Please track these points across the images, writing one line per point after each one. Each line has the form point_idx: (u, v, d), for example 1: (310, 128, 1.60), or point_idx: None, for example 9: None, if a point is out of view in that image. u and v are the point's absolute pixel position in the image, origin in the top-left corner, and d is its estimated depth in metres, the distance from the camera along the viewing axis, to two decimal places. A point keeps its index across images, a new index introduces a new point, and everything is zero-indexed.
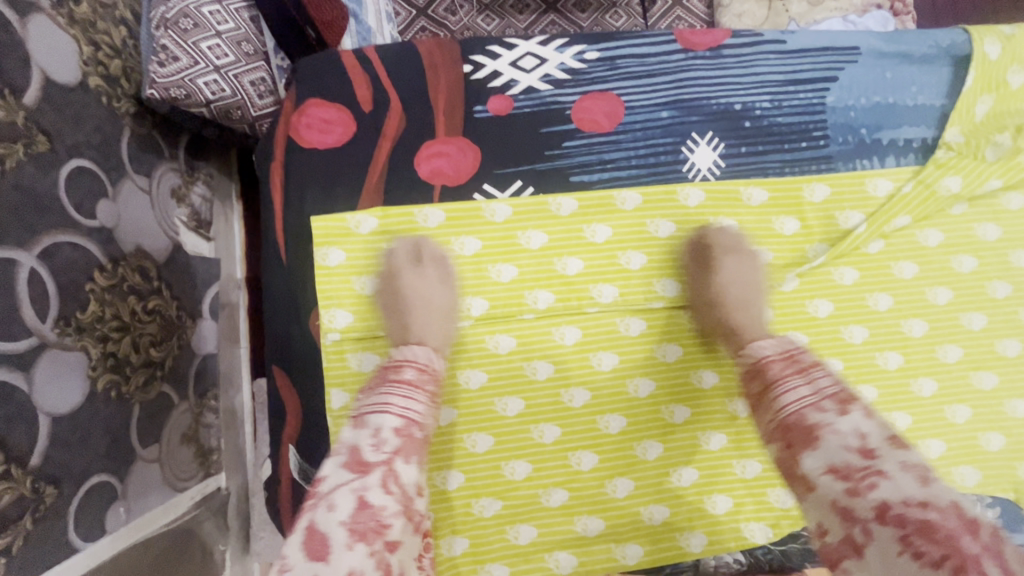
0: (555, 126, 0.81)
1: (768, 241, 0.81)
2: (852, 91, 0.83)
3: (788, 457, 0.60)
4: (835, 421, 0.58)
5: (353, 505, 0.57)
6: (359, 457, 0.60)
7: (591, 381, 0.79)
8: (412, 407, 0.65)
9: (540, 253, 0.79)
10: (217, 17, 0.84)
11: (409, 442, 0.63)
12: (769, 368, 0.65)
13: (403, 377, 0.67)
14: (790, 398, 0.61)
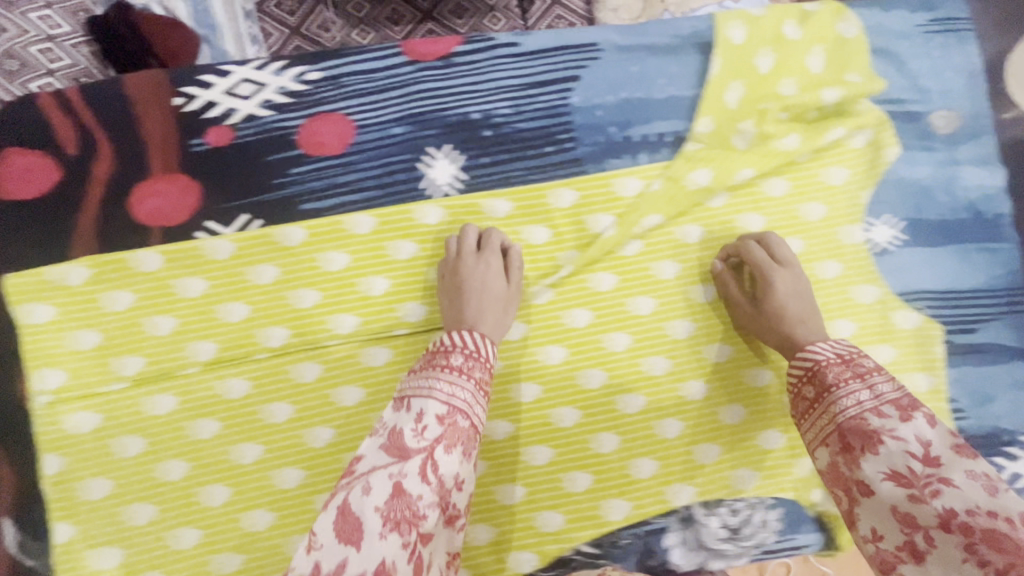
0: (276, 154, 0.76)
1: (516, 250, 0.77)
2: (597, 88, 0.79)
3: (847, 463, 0.64)
4: (897, 425, 0.62)
5: (387, 490, 0.59)
6: (399, 444, 0.62)
7: (337, 420, 0.74)
8: (458, 395, 0.66)
9: (273, 288, 0.74)
10: (47, 56, 0.93)
11: (453, 431, 0.64)
12: (842, 373, 0.68)
13: (452, 363, 0.67)
14: (847, 404, 0.65)
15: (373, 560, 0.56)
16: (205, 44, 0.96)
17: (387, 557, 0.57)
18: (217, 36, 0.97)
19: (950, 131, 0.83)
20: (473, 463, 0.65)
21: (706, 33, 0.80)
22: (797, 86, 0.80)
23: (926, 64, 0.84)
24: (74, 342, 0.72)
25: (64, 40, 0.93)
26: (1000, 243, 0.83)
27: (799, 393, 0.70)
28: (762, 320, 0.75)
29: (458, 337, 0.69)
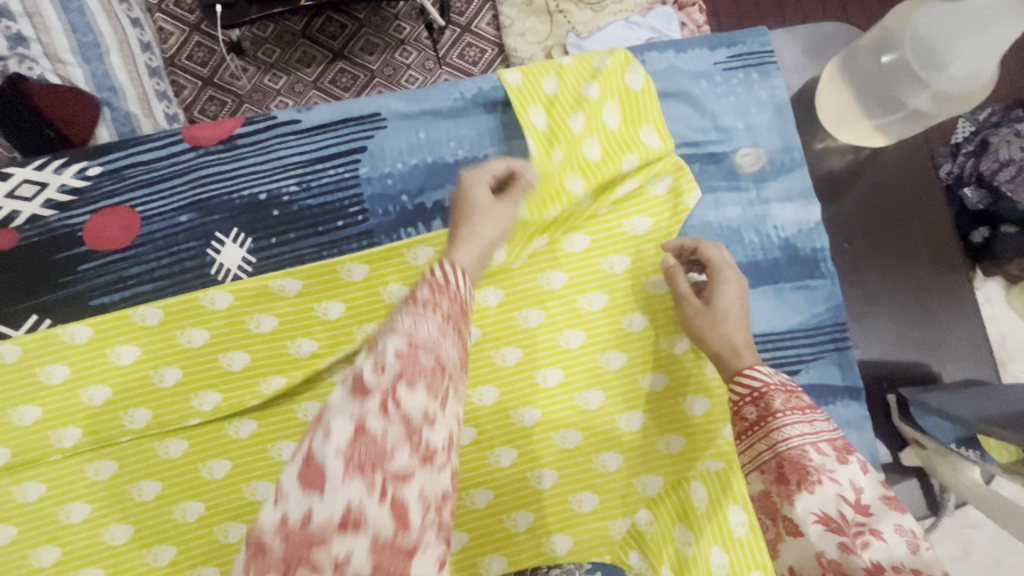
0: (64, 251, 0.76)
1: (310, 330, 0.77)
2: (385, 157, 0.79)
3: (779, 493, 0.55)
4: (835, 467, 0.54)
5: (347, 434, 0.38)
6: (357, 388, 0.40)
7: (135, 516, 0.74)
8: (421, 330, 0.43)
9: (64, 387, 0.74)
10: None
11: (414, 364, 0.41)
12: (771, 401, 0.62)
13: (416, 293, 0.45)
14: (792, 431, 0.58)
15: (336, 508, 0.37)
16: (105, 108, 0.99)
17: (352, 500, 0.37)
18: (120, 98, 1.00)
19: (757, 168, 0.82)
20: (450, 410, 0.43)
21: (493, 93, 0.81)
22: (600, 146, 0.78)
23: (728, 102, 0.82)
24: None
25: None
26: (820, 279, 0.80)
27: (741, 414, 0.63)
28: (708, 319, 0.71)
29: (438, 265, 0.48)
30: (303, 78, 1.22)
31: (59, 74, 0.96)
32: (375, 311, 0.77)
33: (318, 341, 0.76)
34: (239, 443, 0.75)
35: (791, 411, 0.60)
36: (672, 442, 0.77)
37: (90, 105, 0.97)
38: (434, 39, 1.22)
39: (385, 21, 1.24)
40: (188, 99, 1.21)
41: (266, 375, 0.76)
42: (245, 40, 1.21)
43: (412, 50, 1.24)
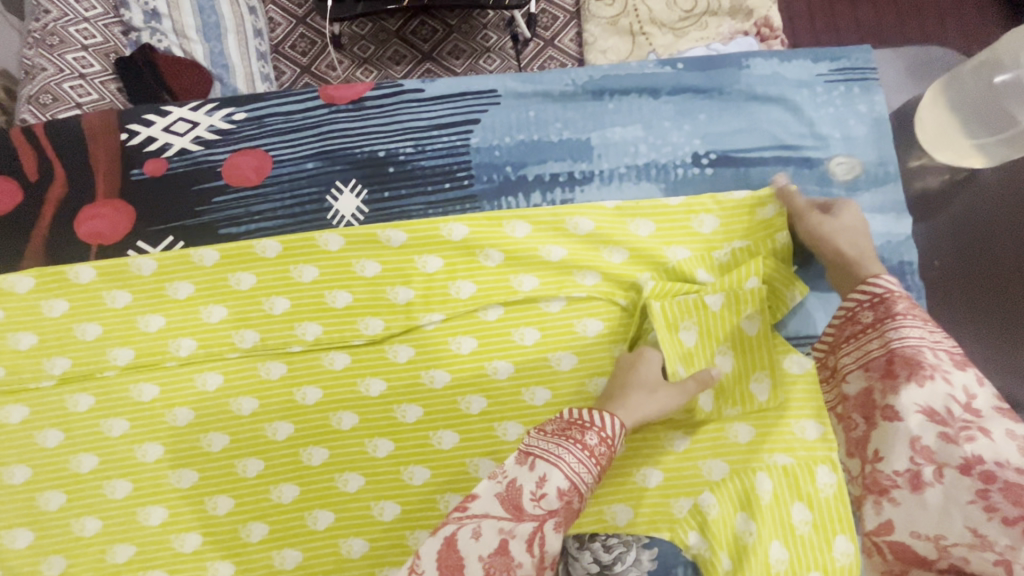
0: (203, 184, 0.85)
1: (409, 280, 0.82)
2: (495, 131, 0.86)
3: (883, 389, 0.63)
4: (951, 371, 0.60)
5: (495, 544, 0.59)
6: (518, 504, 0.61)
7: (233, 427, 0.80)
8: (581, 474, 0.63)
9: (187, 302, 0.82)
10: (77, 91, 1.04)
11: (565, 510, 0.62)
12: (892, 305, 0.68)
13: (586, 439, 0.65)
14: (908, 333, 0.65)
15: None
16: (217, 83, 1.11)
17: None
18: (230, 75, 1.12)
19: (851, 178, 0.84)
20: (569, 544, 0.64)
21: (601, 83, 0.87)
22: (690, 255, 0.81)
23: (827, 112, 0.85)
24: (12, 342, 0.81)
25: (94, 77, 1.05)
26: (906, 291, 0.81)
27: (856, 317, 0.70)
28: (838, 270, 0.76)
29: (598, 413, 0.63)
30: (393, 75, 1.32)
31: (183, 47, 1.10)
32: (471, 271, 0.82)
33: (413, 289, 0.82)
34: (332, 374, 0.81)
35: (911, 317, 0.66)
36: (741, 430, 0.79)
37: (206, 79, 1.08)
38: (517, 51, 1.30)
39: (474, 29, 1.33)
40: (287, 83, 1.32)
41: (364, 316, 0.82)
42: (342, 36, 1.32)
43: (496, 57, 1.32)
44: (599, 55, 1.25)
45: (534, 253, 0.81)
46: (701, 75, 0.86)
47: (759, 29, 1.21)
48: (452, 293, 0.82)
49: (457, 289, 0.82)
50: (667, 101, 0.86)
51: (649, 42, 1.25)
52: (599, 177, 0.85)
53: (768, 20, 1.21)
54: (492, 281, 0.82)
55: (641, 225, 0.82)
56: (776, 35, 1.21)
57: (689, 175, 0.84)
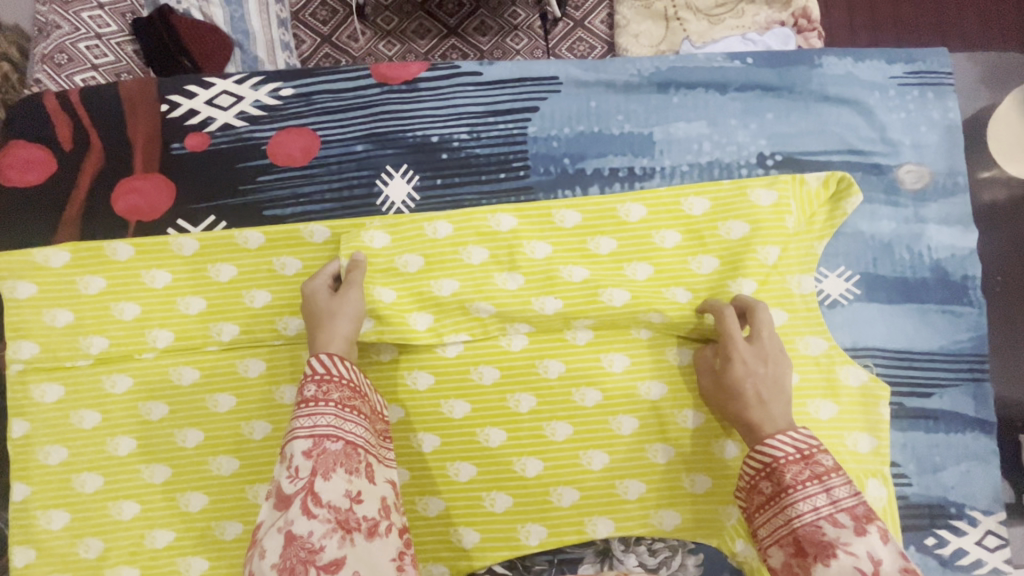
0: (247, 162, 0.82)
1: (425, 299, 0.78)
2: (554, 120, 0.82)
3: (801, 566, 0.62)
4: (851, 539, 0.60)
5: (280, 542, 0.59)
6: (281, 494, 0.61)
7: (275, 415, 0.78)
8: (319, 423, 0.64)
9: (230, 285, 0.79)
10: (93, 52, 0.99)
11: (324, 458, 0.63)
12: (783, 473, 0.65)
13: (306, 394, 0.66)
14: (804, 507, 0.63)
15: None
16: (237, 49, 1.02)
17: None
18: (250, 42, 1.03)
19: (919, 187, 0.81)
20: (363, 477, 0.64)
21: (667, 75, 0.83)
22: (745, 229, 0.78)
23: (899, 116, 0.82)
24: (48, 319, 0.78)
25: (110, 38, 1.00)
26: (967, 307, 0.80)
27: (756, 488, 0.67)
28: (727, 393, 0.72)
29: (330, 367, 0.67)
30: (415, 50, 1.21)
31: (202, 10, 1.00)
32: (448, 267, 0.78)
33: (439, 315, 0.78)
34: (379, 366, 0.78)
35: (802, 483, 0.64)
36: None
37: (226, 45, 1.00)
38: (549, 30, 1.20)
39: (502, 4, 1.22)
40: (306, 52, 1.21)
41: (410, 312, 0.78)
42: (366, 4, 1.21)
43: (524, 36, 1.21)
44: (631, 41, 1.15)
45: (554, 275, 0.78)
46: (771, 72, 0.83)
47: (796, 20, 1.11)
48: (434, 292, 0.78)
49: (438, 287, 0.78)
50: (734, 97, 0.82)
51: (682, 28, 1.14)
52: (660, 174, 0.82)
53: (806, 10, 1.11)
54: (509, 304, 0.78)
55: (696, 204, 0.79)
56: (813, 28, 1.11)
57: (752, 176, 0.81)
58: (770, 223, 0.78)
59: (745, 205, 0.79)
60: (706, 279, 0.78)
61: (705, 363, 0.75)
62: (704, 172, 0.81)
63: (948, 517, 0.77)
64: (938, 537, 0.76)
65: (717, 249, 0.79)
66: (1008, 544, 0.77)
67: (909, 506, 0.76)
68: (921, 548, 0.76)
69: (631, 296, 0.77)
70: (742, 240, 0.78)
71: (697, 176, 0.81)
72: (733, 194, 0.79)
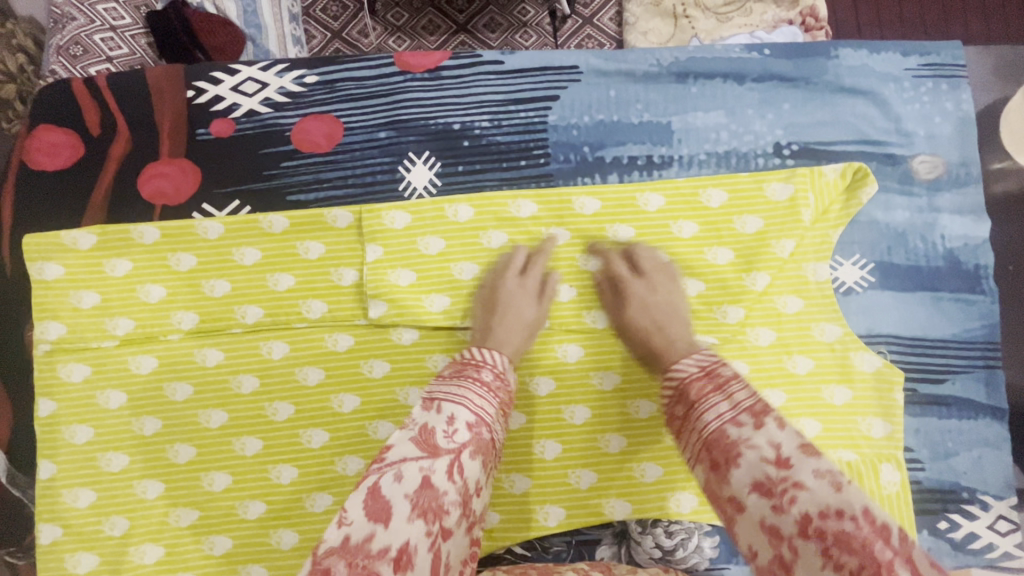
0: (271, 148, 0.83)
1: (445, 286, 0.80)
2: (574, 109, 0.83)
3: (716, 479, 0.56)
4: (752, 433, 0.56)
5: (417, 480, 0.57)
6: (432, 441, 0.61)
7: (298, 396, 0.79)
8: (484, 405, 0.66)
9: (254, 268, 0.80)
10: (108, 44, 0.96)
11: (480, 439, 0.64)
12: (691, 391, 0.63)
13: (482, 377, 0.69)
14: (710, 417, 0.59)
15: (398, 539, 0.53)
16: (249, 43, 1.01)
17: (411, 539, 0.53)
18: (263, 36, 1.03)
19: (933, 177, 0.83)
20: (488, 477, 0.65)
21: (685, 65, 0.84)
22: (760, 224, 0.79)
23: (914, 108, 0.83)
24: (75, 300, 0.79)
25: (126, 31, 0.98)
26: (979, 296, 0.81)
27: (671, 413, 0.65)
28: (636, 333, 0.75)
29: (496, 357, 0.71)
30: (424, 47, 1.22)
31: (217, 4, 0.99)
32: (469, 250, 0.80)
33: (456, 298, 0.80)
34: (401, 349, 0.80)
35: (706, 396, 0.61)
36: (807, 425, 0.78)
37: (239, 38, 1.00)
38: (558, 27, 1.20)
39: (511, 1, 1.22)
40: (316, 47, 1.22)
41: (428, 293, 0.80)
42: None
43: (532, 33, 1.22)
44: (641, 38, 1.15)
45: (572, 262, 0.80)
46: (788, 62, 0.84)
47: (804, 19, 1.09)
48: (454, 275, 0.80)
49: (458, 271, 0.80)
50: (752, 87, 0.84)
51: (690, 26, 1.14)
52: (678, 162, 0.83)
53: (815, 8, 1.09)
54: None
55: (714, 197, 0.80)
56: (820, 27, 1.11)
57: (769, 165, 0.82)
58: (785, 217, 0.79)
59: (760, 200, 0.80)
60: (721, 275, 0.79)
61: (609, 301, 0.78)
62: (722, 160, 0.83)
63: (961, 501, 0.78)
64: (950, 521, 0.78)
65: (733, 242, 0.79)
66: (1019, 528, 0.78)
67: (921, 490, 0.78)
68: (934, 532, 0.78)
69: None
70: (757, 235, 0.79)
71: (716, 167, 0.82)
72: (751, 187, 0.80)
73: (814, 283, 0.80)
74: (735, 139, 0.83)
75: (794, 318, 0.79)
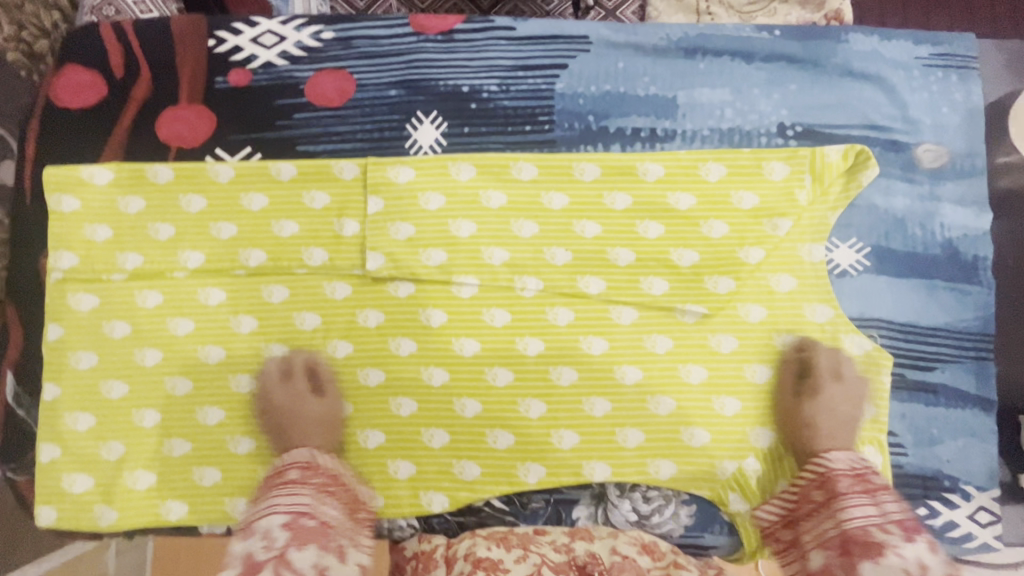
0: (285, 99, 0.86)
1: (443, 243, 0.82)
2: (582, 79, 0.85)
3: (843, 567, 0.67)
4: (900, 543, 0.65)
5: None
6: (251, 561, 0.63)
7: (294, 339, 0.82)
8: (297, 500, 0.70)
9: (260, 214, 0.83)
10: (139, 7, 0.93)
11: (302, 530, 0.66)
12: (836, 483, 0.72)
13: (288, 477, 0.73)
14: (855, 513, 0.69)
15: None
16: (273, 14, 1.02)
17: None
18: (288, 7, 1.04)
19: (937, 166, 0.83)
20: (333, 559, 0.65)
21: (695, 41, 0.85)
22: (756, 201, 0.81)
23: (922, 97, 0.83)
24: (88, 233, 0.83)
25: None
26: (975, 287, 0.81)
27: (807, 496, 0.74)
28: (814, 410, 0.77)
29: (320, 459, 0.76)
30: None
31: None
32: (470, 209, 0.82)
33: (453, 255, 0.82)
34: (396, 301, 0.82)
35: (854, 491, 0.71)
36: (792, 403, 0.79)
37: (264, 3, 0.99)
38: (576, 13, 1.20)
39: None
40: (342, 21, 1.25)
41: (426, 247, 0.82)
42: None
43: None
44: None
45: (568, 228, 0.82)
46: (798, 44, 0.84)
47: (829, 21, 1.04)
48: (452, 232, 0.82)
49: (456, 228, 0.82)
50: (760, 67, 0.84)
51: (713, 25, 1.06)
52: (681, 136, 0.84)
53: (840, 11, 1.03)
54: (524, 250, 0.82)
55: (713, 170, 0.81)
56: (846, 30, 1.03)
57: (772, 145, 0.83)
58: (781, 197, 0.81)
59: (758, 178, 0.81)
60: (714, 246, 0.81)
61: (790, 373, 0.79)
62: (725, 137, 0.83)
63: (943, 489, 0.78)
64: (930, 508, 0.78)
65: (728, 216, 0.81)
66: (1001, 521, 0.78)
67: (902, 474, 0.78)
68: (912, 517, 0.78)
69: (634, 255, 0.81)
70: (752, 211, 0.81)
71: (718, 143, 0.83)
72: (749, 164, 0.81)
73: (807, 264, 0.80)
74: (739, 117, 0.84)
75: (786, 296, 0.80)
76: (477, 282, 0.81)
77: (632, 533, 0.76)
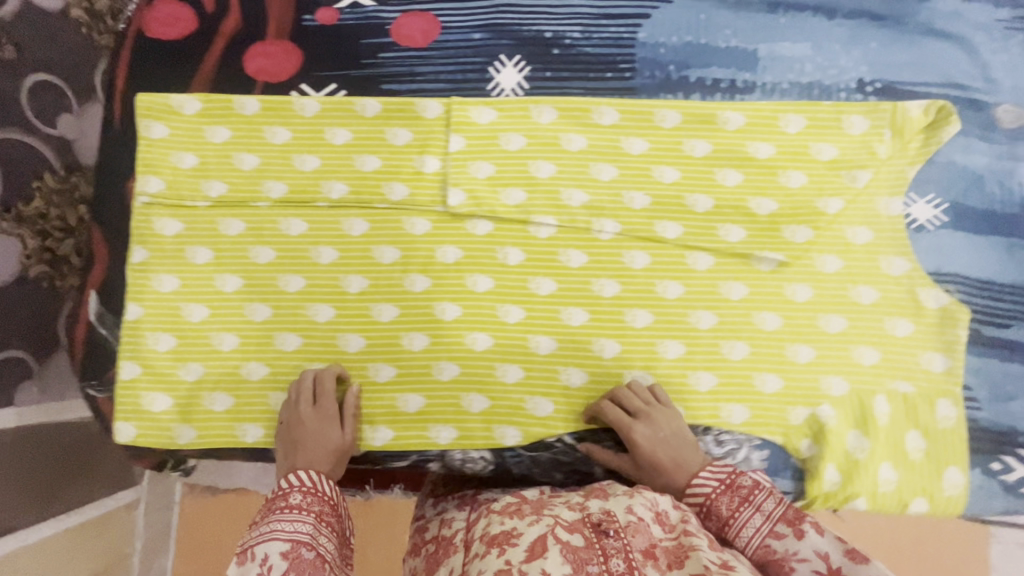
0: (370, 38, 0.87)
1: (522, 183, 0.83)
2: (663, 29, 0.86)
3: None
4: (796, 545, 0.59)
5: None
6: None
7: (372, 272, 0.83)
8: (299, 529, 0.65)
9: (344, 148, 0.84)
10: None
11: (298, 563, 0.62)
12: (720, 501, 0.65)
13: (289, 503, 0.68)
14: (738, 522, 0.62)
15: None
16: None
17: None
18: None
19: (1016, 127, 0.83)
20: None
21: None
22: (835, 153, 0.81)
23: (1002, 58, 0.84)
24: (175, 160, 0.84)
25: None
26: None
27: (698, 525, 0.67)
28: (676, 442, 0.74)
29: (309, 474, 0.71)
30: None
31: None
32: (551, 151, 0.83)
33: (532, 195, 0.83)
34: (473, 239, 0.83)
35: (735, 505, 0.64)
36: (866, 353, 0.79)
37: None
38: None
39: None
40: None
41: (506, 186, 0.83)
42: None
43: None
44: None
45: (647, 172, 0.83)
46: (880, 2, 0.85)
47: None
48: (532, 172, 0.83)
49: (536, 168, 0.83)
50: (841, 23, 0.85)
51: None
52: (761, 88, 0.85)
53: None
54: (603, 193, 0.83)
55: (793, 121, 0.82)
56: None
57: (851, 100, 0.84)
58: (861, 150, 0.81)
59: (837, 129, 0.82)
60: (793, 196, 0.81)
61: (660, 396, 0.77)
62: (804, 90, 0.84)
63: (1017, 445, 0.79)
64: (1003, 463, 0.79)
65: (807, 166, 0.81)
66: None
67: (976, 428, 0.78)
68: (986, 472, 0.78)
69: (712, 202, 0.82)
70: (831, 162, 0.81)
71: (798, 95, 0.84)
72: (829, 117, 0.82)
73: (885, 216, 0.81)
74: (819, 72, 0.84)
75: (863, 248, 0.80)
76: (554, 222, 0.82)
77: (648, 491, 0.60)
